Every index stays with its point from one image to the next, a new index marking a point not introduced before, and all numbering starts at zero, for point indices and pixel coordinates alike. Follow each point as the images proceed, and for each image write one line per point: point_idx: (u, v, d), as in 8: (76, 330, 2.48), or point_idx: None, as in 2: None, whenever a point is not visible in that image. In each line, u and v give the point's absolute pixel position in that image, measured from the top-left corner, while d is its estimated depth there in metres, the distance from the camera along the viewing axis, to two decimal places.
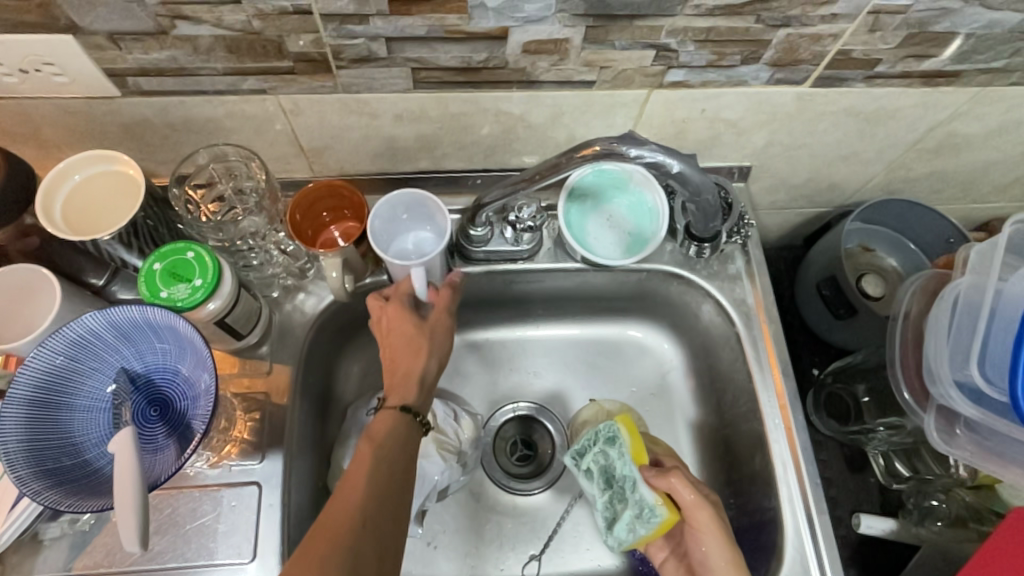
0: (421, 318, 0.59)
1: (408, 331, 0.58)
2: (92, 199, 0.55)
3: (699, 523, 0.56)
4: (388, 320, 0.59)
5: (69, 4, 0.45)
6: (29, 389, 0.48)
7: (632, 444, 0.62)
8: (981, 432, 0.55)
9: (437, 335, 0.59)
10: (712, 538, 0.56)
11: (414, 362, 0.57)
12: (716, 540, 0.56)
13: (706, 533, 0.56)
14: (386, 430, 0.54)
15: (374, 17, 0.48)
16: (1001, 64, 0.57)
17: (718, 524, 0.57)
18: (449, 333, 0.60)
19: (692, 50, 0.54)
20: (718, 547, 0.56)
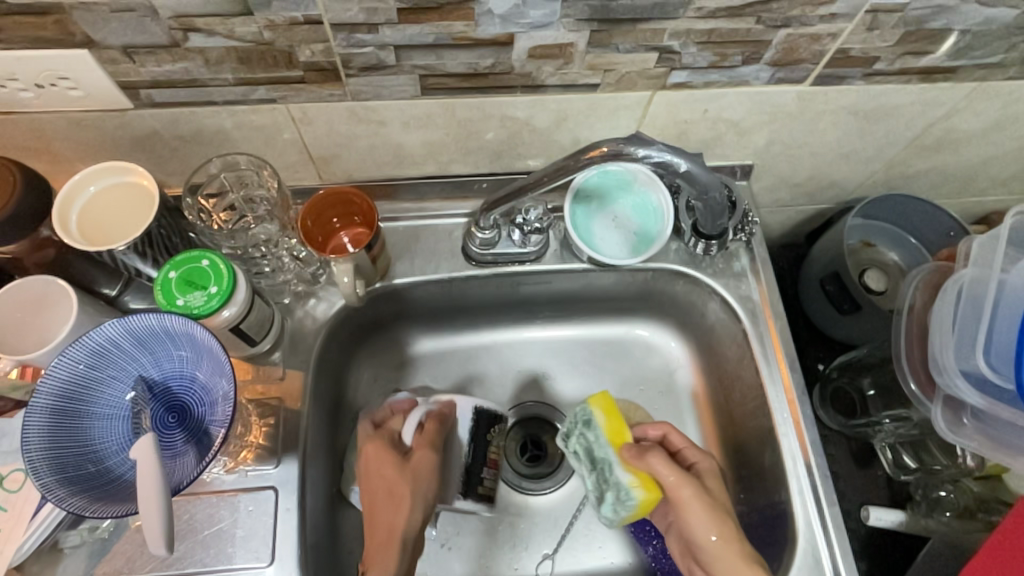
0: (405, 462, 0.63)
1: (393, 485, 0.61)
2: (106, 210, 0.56)
3: (683, 494, 0.60)
4: (370, 465, 0.63)
5: (85, 19, 0.46)
6: (50, 398, 0.49)
7: (610, 425, 0.64)
8: (988, 422, 0.56)
9: (420, 484, 0.62)
10: (698, 511, 0.60)
11: (395, 518, 0.60)
12: (703, 510, 0.60)
13: (688, 504, 0.60)
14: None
15: (383, 26, 0.49)
16: (997, 60, 0.58)
17: (699, 497, 0.61)
18: (432, 474, 0.63)
19: (695, 51, 0.55)
20: (704, 517, 0.60)
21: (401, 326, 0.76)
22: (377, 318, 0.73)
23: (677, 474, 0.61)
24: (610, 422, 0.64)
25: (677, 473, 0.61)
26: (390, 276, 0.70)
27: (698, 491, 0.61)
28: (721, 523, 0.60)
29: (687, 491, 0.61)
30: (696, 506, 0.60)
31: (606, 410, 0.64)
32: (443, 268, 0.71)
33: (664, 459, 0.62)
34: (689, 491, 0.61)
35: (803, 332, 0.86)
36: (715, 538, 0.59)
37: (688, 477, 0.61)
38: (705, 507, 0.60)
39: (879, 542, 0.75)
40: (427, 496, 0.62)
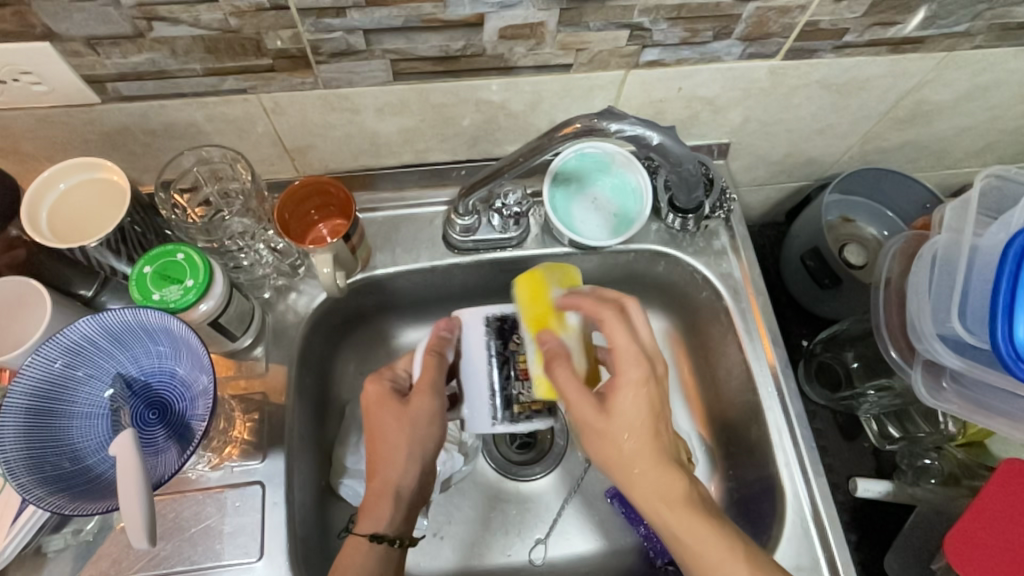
0: (406, 405, 0.59)
1: (397, 433, 0.58)
2: (76, 207, 0.55)
3: (581, 404, 0.53)
4: (372, 405, 0.59)
5: (45, 10, 0.45)
6: (26, 397, 0.48)
7: (531, 311, 0.56)
8: (966, 385, 0.57)
9: (424, 431, 0.59)
10: (624, 402, 0.53)
11: (397, 473, 0.58)
12: (635, 423, 0.53)
13: (603, 417, 0.53)
14: (362, 557, 0.55)
15: (350, 10, 0.49)
16: (963, 29, 0.59)
17: (637, 390, 0.53)
18: (436, 418, 0.59)
19: (665, 28, 0.55)
20: (620, 428, 0.53)
21: (385, 317, 0.76)
22: (360, 310, 0.73)
23: (620, 360, 0.54)
24: (531, 308, 0.56)
25: (620, 351, 0.54)
26: (370, 267, 0.69)
27: (634, 387, 0.53)
28: (642, 435, 0.53)
29: (620, 388, 0.54)
30: (603, 420, 0.53)
31: (530, 293, 0.57)
32: (424, 256, 0.70)
33: (566, 368, 0.53)
34: (632, 374, 0.53)
35: (787, 310, 0.87)
36: (645, 452, 0.53)
37: (643, 360, 0.54)
38: (640, 406, 0.53)
39: (867, 513, 0.76)
40: (430, 446, 0.59)
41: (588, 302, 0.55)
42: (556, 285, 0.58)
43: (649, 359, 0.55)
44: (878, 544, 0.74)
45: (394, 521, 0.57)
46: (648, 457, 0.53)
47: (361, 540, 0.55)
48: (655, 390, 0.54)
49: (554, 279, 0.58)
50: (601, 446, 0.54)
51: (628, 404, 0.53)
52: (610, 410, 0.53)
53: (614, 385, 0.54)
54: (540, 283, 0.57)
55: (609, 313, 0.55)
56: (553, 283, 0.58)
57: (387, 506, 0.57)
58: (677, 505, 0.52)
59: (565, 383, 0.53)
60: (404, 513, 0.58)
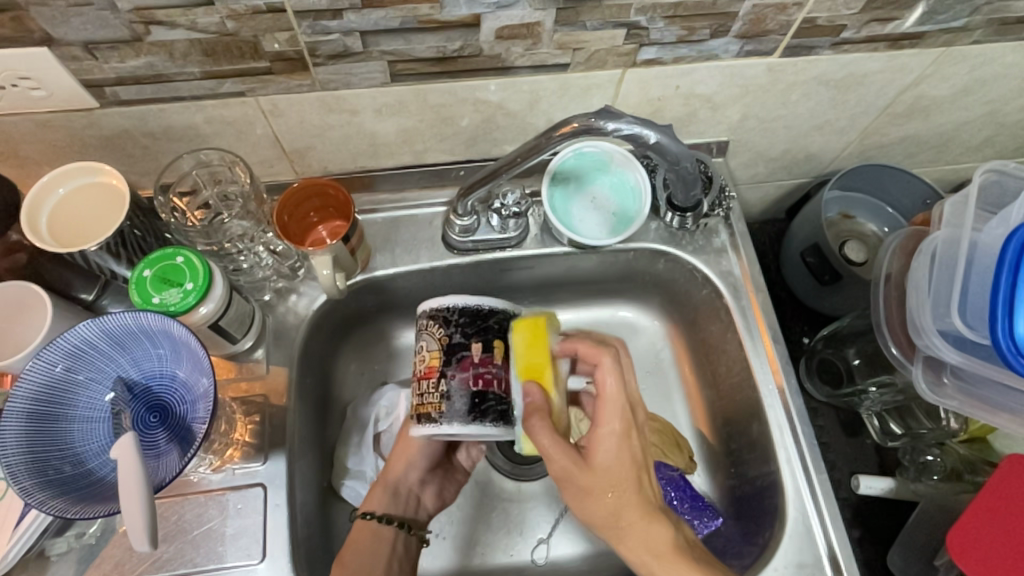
0: None
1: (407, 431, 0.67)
2: (75, 211, 0.55)
3: (561, 459, 0.52)
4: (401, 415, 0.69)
5: (43, 15, 0.45)
6: (28, 401, 0.48)
7: (525, 356, 0.54)
8: (967, 380, 0.57)
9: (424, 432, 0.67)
10: (604, 445, 0.54)
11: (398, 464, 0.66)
12: (614, 468, 0.54)
13: (584, 468, 0.53)
14: (360, 535, 0.62)
15: (347, 11, 0.49)
16: (962, 24, 0.59)
17: (615, 438, 0.55)
18: None
19: (662, 26, 0.55)
20: (602, 481, 0.53)
21: (385, 318, 0.76)
22: (361, 311, 0.73)
23: (603, 408, 0.56)
24: (529, 355, 0.54)
25: (611, 398, 0.56)
26: (370, 268, 0.69)
27: (611, 435, 0.55)
28: (626, 481, 0.54)
29: (598, 436, 0.55)
30: (590, 474, 0.53)
31: (528, 340, 0.54)
32: (424, 257, 0.70)
33: (544, 424, 0.51)
34: (614, 425, 0.55)
35: (788, 307, 0.87)
36: (631, 505, 0.54)
37: (625, 411, 0.55)
38: (615, 451, 0.54)
39: (870, 510, 0.75)
40: (430, 449, 0.67)
41: (587, 346, 0.57)
42: (551, 331, 0.56)
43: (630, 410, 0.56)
44: (881, 541, 0.74)
45: (386, 504, 0.65)
46: (631, 508, 0.54)
47: (360, 519, 0.63)
48: (637, 442, 0.55)
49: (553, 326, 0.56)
50: (585, 506, 0.54)
51: (608, 450, 0.54)
52: (592, 462, 0.54)
53: (592, 436, 0.55)
54: (541, 329, 0.54)
55: (606, 361, 0.56)
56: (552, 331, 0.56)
57: (383, 490, 0.66)
58: (665, 556, 0.52)
59: (546, 446, 0.52)
60: (396, 499, 0.66)
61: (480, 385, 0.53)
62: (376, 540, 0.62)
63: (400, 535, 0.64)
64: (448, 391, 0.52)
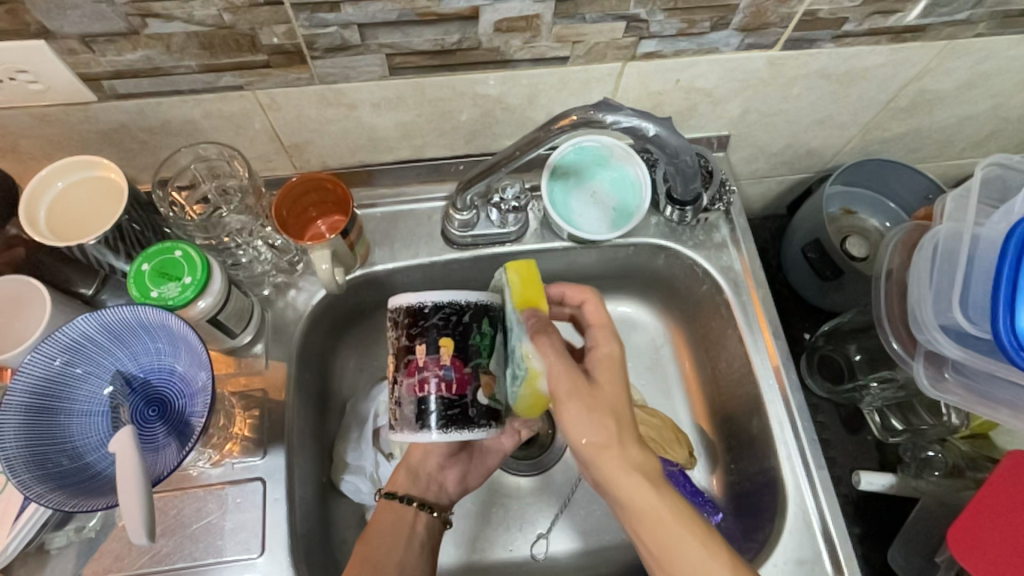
0: None
1: None
2: (73, 205, 0.55)
3: (568, 373, 0.50)
4: None
5: (39, 8, 0.45)
6: (26, 394, 0.48)
7: (524, 292, 0.51)
8: (968, 376, 0.56)
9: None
10: (607, 374, 0.52)
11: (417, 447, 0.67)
12: (618, 393, 0.51)
13: (592, 390, 0.50)
14: (380, 519, 0.62)
15: (345, 4, 0.49)
16: (965, 16, 0.58)
17: (615, 363, 0.53)
18: None
19: (662, 19, 0.55)
20: (604, 400, 0.50)
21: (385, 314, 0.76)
22: (360, 306, 0.73)
23: (598, 331, 0.56)
24: (525, 289, 0.51)
25: (604, 324, 0.56)
26: (369, 263, 0.69)
27: (610, 362, 0.53)
28: (624, 409, 0.51)
29: (601, 362, 0.53)
30: (592, 396, 0.50)
31: (524, 278, 0.51)
32: (423, 252, 0.70)
33: (555, 343, 0.49)
34: (610, 347, 0.54)
35: (789, 303, 0.87)
36: (629, 425, 0.51)
37: (616, 337, 0.55)
38: (618, 376, 0.52)
39: (870, 506, 0.75)
40: None
41: (574, 288, 0.59)
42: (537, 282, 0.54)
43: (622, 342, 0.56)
44: (881, 536, 0.74)
45: (408, 487, 0.65)
46: (627, 435, 0.50)
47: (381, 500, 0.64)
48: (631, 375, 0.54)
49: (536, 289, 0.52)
50: (576, 416, 0.50)
51: (609, 377, 0.52)
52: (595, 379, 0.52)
53: (593, 359, 0.53)
54: (535, 270, 0.52)
55: (593, 297, 0.58)
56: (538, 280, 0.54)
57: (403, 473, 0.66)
58: (659, 483, 0.51)
59: (552, 361, 0.49)
60: (418, 481, 0.66)
61: (424, 392, 0.47)
62: (397, 521, 0.62)
63: (421, 518, 0.63)
64: (398, 399, 0.48)
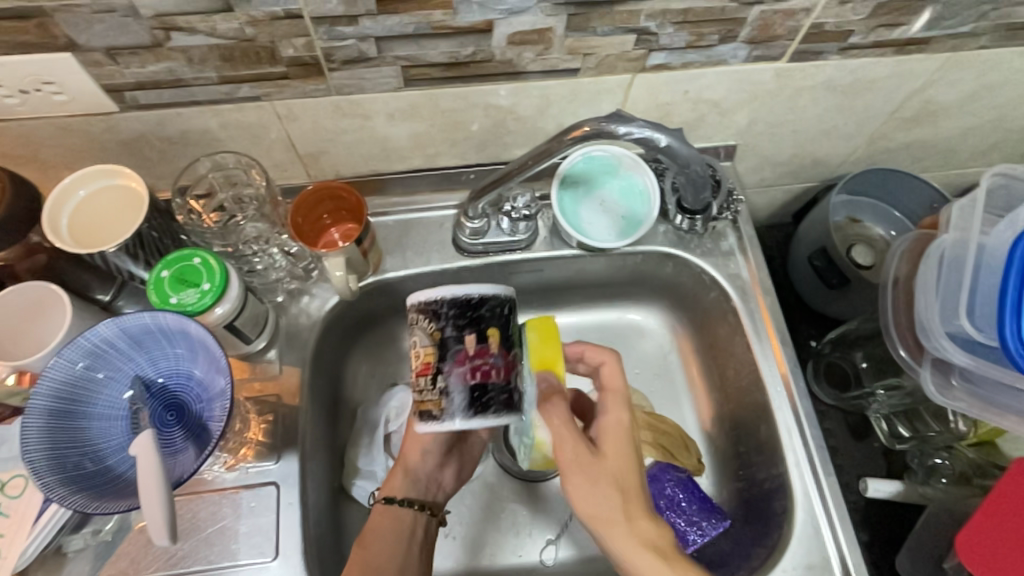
0: None
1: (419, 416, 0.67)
2: (94, 213, 0.57)
3: (573, 439, 0.53)
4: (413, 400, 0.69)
5: (67, 22, 0.46)
6: (49, 398, 0.49)
7: (541, 351, 0.54)
8: (976, 383, 0.57)
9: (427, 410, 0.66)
10: (615, 452, 0.53)
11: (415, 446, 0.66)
12: (626, 463, 0.53)
13: (597, 459, 0.53)
14: (378, 520, 0.62)
15: (362, 18, 0.50)
16: (968, 29, 0.59)
17: (626, 433, 0.54)
18: None
19: (672, 32, 0.56)
20: (608, 474, 0.52)
21: (396, 320, 0.77)
22: (372, 313, 0.74)
23: (609, 398, 0.57)
24: (544, 348, 0.54)
25: (618, 391, 0.57)
26: (381, 270, 0.70)
27: (619, 430, 0.54)
28: (631, 481, 0.52)
29: (608, 433, 0.54)
30: (595, 464, 0.52)
31: (542, 336, 0.54)
32: (435, 259, 0.71)
33: (563, 409, 0.53)
34: (622, 416, 0.55)
35: (796, 311, 0.87)
36: (634, 493, 0.52)
37: (629, 405, 0.56)
38: (629, 456, 0.53)
39: (878, 513, 0.76)
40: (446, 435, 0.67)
41: (591, 350, 0.61)
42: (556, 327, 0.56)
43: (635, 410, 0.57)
44: (889, 543, 0.74)
45: (406, 489, 0.65)
46: (636, 507, 0.51)
47: (379, 504, 0.64)
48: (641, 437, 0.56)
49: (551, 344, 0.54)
50: (585, 498, 0.52)
51: (618, 447, 0.54)
52: (603, 454, 0.53)
53: (605, 426, 0.55)
54: (552, 326, 0.55)
55: (609, 360, 0.59)
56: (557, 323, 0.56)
57: (400, 474, 0.65)
58: (669, 556, 0.50)
59: (558, 425, 0.53)
60: (417, 482, 0.65)
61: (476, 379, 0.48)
62: (397, 523, 0.62)
63: (419, 519, 0.64)
64: (446, 388, 0.47)
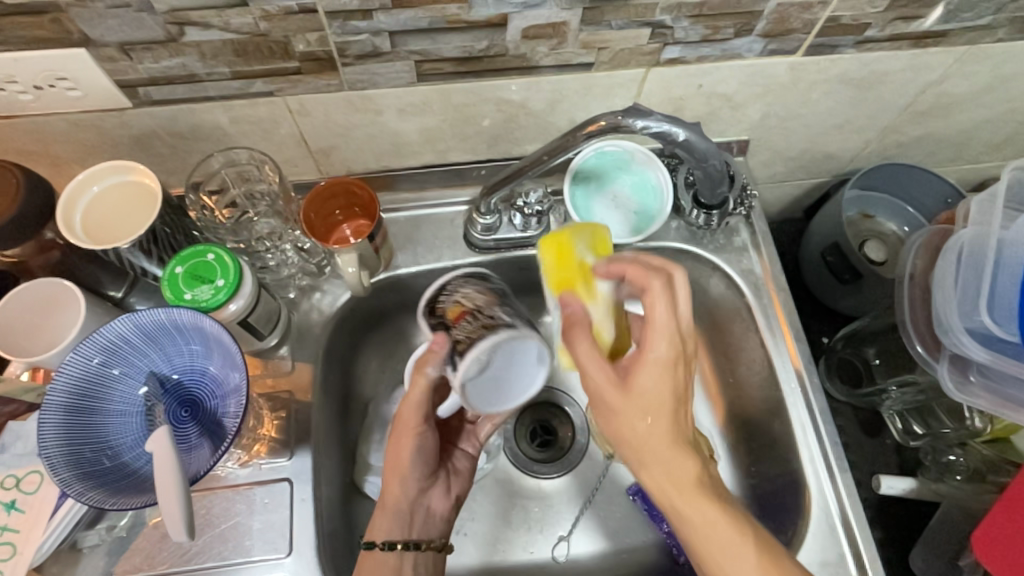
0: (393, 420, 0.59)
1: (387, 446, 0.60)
2: (108, 209, 0.56)
3: (600, 364, 0.49)
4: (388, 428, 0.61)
5: (81, 17, 0.46)
6: (65, 395, 0.49)
7: (555, 273, 0.55)
8: (993, 378, 0.57)
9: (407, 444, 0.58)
10: (645, 376, 0.48)
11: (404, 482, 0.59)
12: (656, 395, 0.48)
13: (624, 390, 0.48)
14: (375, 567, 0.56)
15: (376, 12, 0.50)
16: (986, 22, 0.59)
17: (659, 368, 0.48)
18: (411, 428, 0.58)
19: (687, 25, 0.55)
20: (635, 408, 0.48)
21: (407, 317, 0.77)
22: (383, 309, 0.74)
23: (652, 332, 0.49)
24: (557, 270, 0.55)
25: (657, 325, 0.49)
26: (392, 266, 0.70)
27: (652, 356, 0.48)
28: (660, 422, 0.48)
29: (641, 362, 0.49)
30: (622, 395, 0.48)
31: (556, 257, 0.55)
32: (446, 256, 0.71)
33: (586, 339, 0.49)
34: (660, 352, 0.48)
35: (806, 306, 0.87)
36: (657, 427, 0.48)
37: (677, 339, 0.49)
38: (661, 381, 0.48)
39: (890, 510, 0.75)
40: (422, 458, 0.59)
41: (635, 268, 0.51)
42: (582, 243, 0.56)
43: (683, 344, 0.49)
44: (902, 540, 0.74)
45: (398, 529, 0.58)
46: (664, 444, 0.48)
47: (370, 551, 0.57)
48: (681, 373, 0.49)
49: (557, 259, 0.55)
50: (611, 424, 0.50)
51: (651, 380, 0.48)
52: (630, 385, 0.49)
53: (640, 360, 0.49)
54: (563, 246, 0.55)
55: (658, 283, 0.49)
56: (583, 253, 0.55)
57: (388, 514, 0.58)
58: (688, 489, 0.47)
59: (582, 354, 0.49)
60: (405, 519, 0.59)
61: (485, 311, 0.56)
62: (380, 566, 0.56)
63: (408, 557, 0.58)
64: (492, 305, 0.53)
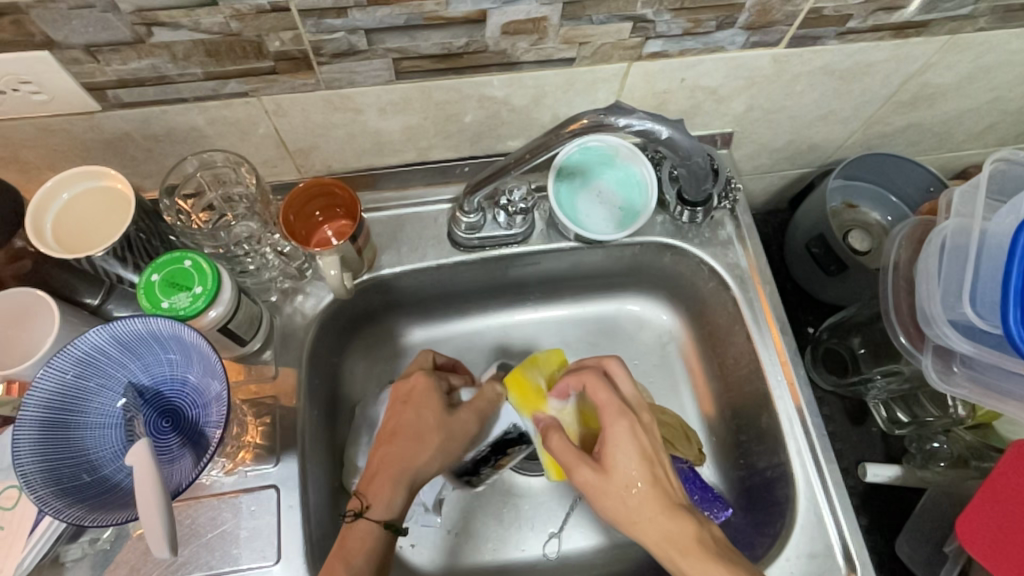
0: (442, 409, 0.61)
1: (417, 415, 0.60)
2: (80, 217, 0.55)
3: (578, 467, 0.54)
4: (408, 391, 0.62)
5: (43, 18, 0.45)
6: (39, 409, 0.48)
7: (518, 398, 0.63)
8: (977, 369, 0.57)
9: (410, 432, 0.59)
10: (617, 456, 0.54)
11: (415, 458, 0.58)
12: (636, 467, 0.53)
13: (601, 476, 0.54)
14: (361, 537, 0.55)
15: (352, 9, 0.48)
16: (967, 11, 0.58)
17: (629, 440, 0.54)
18: (467, 432, 0.62)
19: (669, 19, 0.55)
20: (619, 483, 0.53)
21: (392, 316, 0.76)
22: (366, 309, 0.73)
23: (605, 413, 0.55)
24: (521, 399, 0.63)
25: (608, 405, 0.56)
26: (376, 268, 0.69)
27: (625, 441, 0.54)
28: (643, 484, 0.53)
29: (609, 442, 0.54)
30: (600, 477, 0.53)
31: (518, 391, 0.63)
32: (430, 255, 0.70)
33: (560, 437, 0.56)
34: (621, 425, 0.55)
35: (792, 297, 0.87)
36: (649, 501, 0.52)
37: (625, 410, 0.55)
38: (631, 454, 0.54)
39: (875, 496, 0.76)
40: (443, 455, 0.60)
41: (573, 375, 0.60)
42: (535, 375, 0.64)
43: (631, 409, 0.56)
44: (887, 527, 0.75)
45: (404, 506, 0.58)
46: (655, 500, 0.52)
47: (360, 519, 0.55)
48: (646, 439, 0.55)
49: (537, 369, 0.64)
50: (604, 505, 0.54)
51: (619, 458, 0.54)
52: (608, 468, 0.54)
53: (606, 439, 0.55)
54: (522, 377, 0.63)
55: (592, 377, 0.58)
56: (536, 377, 0.64)
57: (395, 491, 0.57)
58: (690, 549, 0.51)
59: (559, 452, 0.55)
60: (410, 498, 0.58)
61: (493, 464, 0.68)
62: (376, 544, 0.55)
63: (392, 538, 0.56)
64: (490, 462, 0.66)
